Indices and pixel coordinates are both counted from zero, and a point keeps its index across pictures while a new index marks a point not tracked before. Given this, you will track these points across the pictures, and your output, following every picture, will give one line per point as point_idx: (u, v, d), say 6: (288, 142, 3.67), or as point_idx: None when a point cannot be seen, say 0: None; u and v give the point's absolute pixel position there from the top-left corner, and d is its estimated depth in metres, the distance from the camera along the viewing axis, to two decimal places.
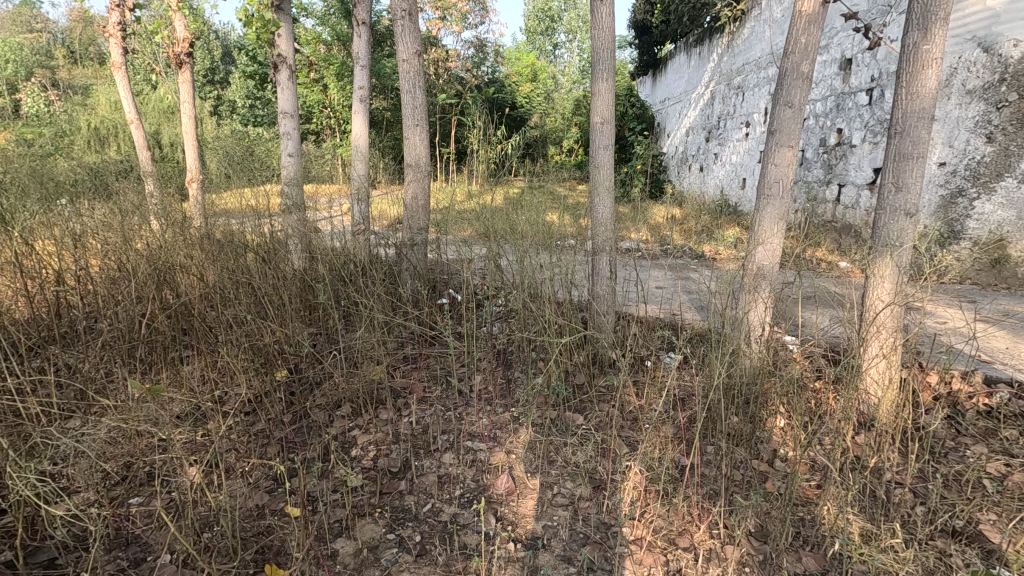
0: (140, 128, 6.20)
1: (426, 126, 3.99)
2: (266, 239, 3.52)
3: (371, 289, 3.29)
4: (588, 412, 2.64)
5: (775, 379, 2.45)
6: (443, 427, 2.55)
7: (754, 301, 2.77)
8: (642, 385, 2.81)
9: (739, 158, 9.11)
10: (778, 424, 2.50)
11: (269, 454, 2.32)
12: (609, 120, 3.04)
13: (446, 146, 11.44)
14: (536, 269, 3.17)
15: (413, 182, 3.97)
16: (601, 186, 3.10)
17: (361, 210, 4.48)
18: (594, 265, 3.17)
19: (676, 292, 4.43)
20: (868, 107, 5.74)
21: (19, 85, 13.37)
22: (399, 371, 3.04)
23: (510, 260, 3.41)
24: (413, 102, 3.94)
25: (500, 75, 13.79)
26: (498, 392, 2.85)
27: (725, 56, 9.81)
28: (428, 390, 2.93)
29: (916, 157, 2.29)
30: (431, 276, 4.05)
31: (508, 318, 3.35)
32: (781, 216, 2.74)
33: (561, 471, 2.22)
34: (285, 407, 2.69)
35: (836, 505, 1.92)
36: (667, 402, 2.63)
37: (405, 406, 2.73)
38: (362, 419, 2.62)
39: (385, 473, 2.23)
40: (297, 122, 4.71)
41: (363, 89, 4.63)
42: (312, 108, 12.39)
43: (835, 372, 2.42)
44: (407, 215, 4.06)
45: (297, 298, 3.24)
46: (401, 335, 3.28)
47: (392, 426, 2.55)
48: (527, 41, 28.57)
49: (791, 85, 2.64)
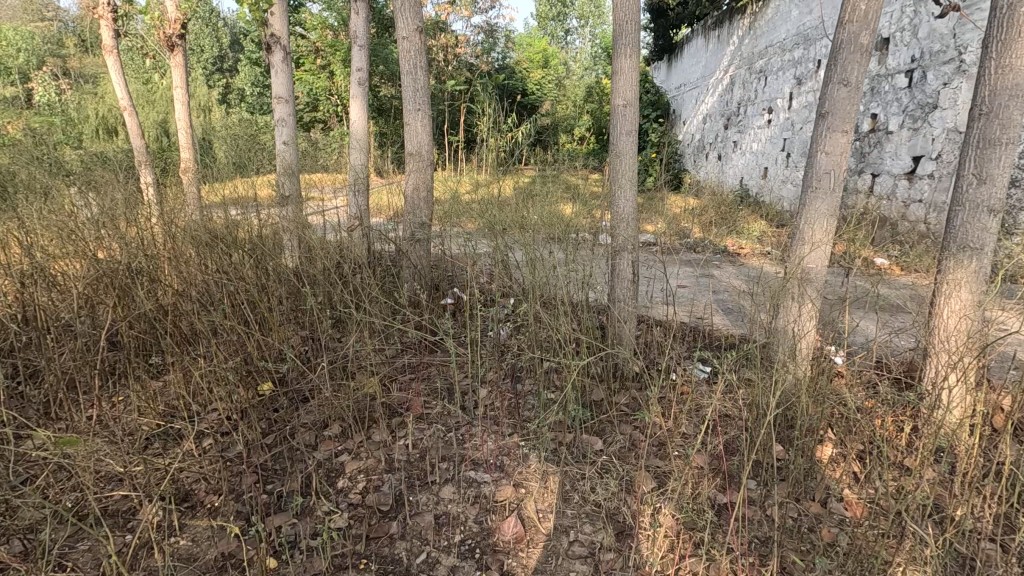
0: (133, 115, 5.93)
1: (428, 110, 3.67)
2: (256, 234, 3.22)
3: (367, 290, 2.99)
4: (609, 436, 2.33)
5: (827, 402, 2.12)
6: (443, 453, 2.25)
7: (797, 308, 2.44)
8: (670, 404, 2.49)
9: (761, 145, 8.66)
10: (829, 453, 2.17)
11: (244, 486, 2.04)
12: (633, 102, 2.68)
13: (456, 135, 11.12)
14: (549, 270, 2.85)
15: (415, 172, 3.67)
16: (623, 177, 2.76)
17: (360, 202, 4.18)
18: (614, 265, 2.84)
19: (702, 292, 4.09)
20: (907, 89, 5.31)
21: (33, 75, 13.32)
22: (397, 383, 2.75)
23: (519, 258, 3.10)
24: (414, 84, 3.62)
25: (511, 61, 13.40)
26: (506, 409, 2.55)
27: (747, 38, 9.33)
28: (428, 405, 2.63)
29: (1004, 143, 1.97)
30: (436, 273, 3.75)
31: (517, 323, 3.05)
32: (833, 213, 2.37)
33: (578, 512, 1.91)
34: (266, 426, 2.40)
35: (913, 567, 1.59)
36: (700, 426, 2.30)
37: (401, 425, 2.44)
38: (352, 442, 2.32)
39: (373, 512, 1.93)
40: (293, 107, 4.40)
41: (362, 71, 4.29)
42: (318, 96, 12.08)
43: (898, 395, 2.09)
44: (408, 209, 3.77)
45: (286, 299, 2.95)
46: (399, 340, 2.99)
47: (385, 451, 2.25)
48: (539, 28, 27.97)
49: (846, 60, 2.26)
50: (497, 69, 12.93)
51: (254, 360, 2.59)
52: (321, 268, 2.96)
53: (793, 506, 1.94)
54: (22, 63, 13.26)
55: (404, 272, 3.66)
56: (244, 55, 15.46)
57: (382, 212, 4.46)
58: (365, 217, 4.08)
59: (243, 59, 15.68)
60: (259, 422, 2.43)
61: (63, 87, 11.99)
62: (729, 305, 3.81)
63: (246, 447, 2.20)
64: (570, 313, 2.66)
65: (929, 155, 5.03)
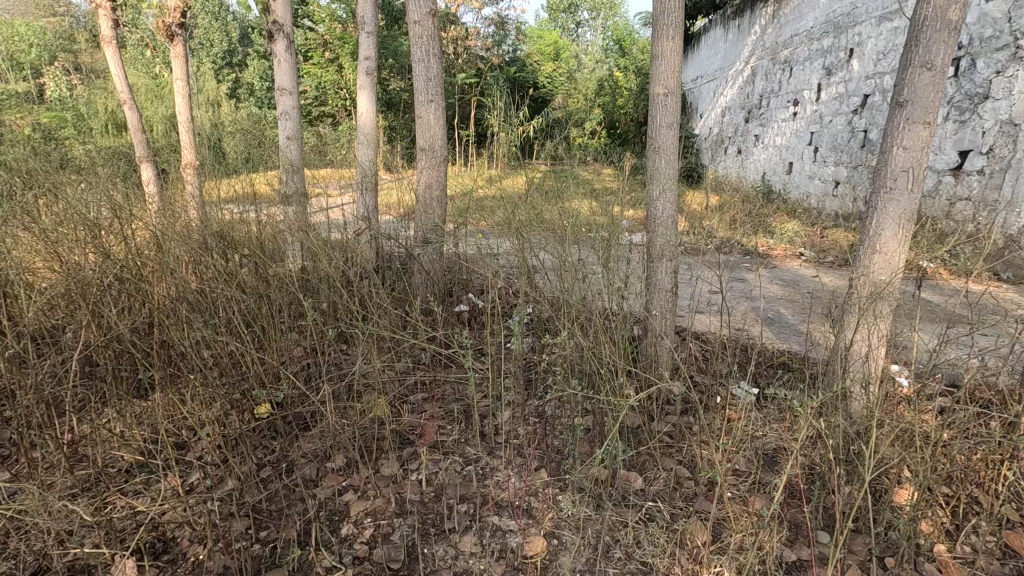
0: (134, 109, 5.70)
1: (441, 101, 3.41)
2: (256, 236, 2.95)
3: (376, 300, 2.73)
4: (649, 473, 2.06)
5: (907, 441, 1.82)
6: (461, 491, 1.98)
7: (861, 325, 2.15)
8: (715, 434, 2.20)
9: (785, 139, 8.29)
10: (907, 498, 1.88)
11: (232, 533, 1.79)
12: (675, 90, 2.38)
13: (467, 129, 10.84)
14: (578, 278, 2.57)
15: (427, 169, 3.42)
16: (662, 175, 2.46)
17: (368, 201, 3.91)
18: (649, 275, 2.55)
19: (735, 299, 3.81)
20: (953, 79, 4.93)
21: (43, 70, 13.23)
22: (409, 405, 2.49)
23: (543, 264, 2.82)
24: (427, 73, 3.34)
25: (522, 53, 13.08)
26: (530, 437, 2.28)
27: (770, 27, 8.94)
28: (444, 431, 2.37)
29: None
30: (450, 278, 3.49)
31: (541, 335, 2.78)
32: (909, 218, 2.06)
33: (621, 572, 1.64)
34: (262, 458, 2.14)
35: None
36: (754, 463, 2.02)
37: (413, 457, 2.18)
38: (358, 477, 2.06)
39: (382, 568, 1.66)
40: (297, 100, 4.13)
41: (370, 59, 4.01)
42: (327, 90, 11.81)
43: (993, 434, 1.79)
44: (420, 209, 3.52)
45: (286, 310, 2.68)
46: (411, 355, 2.73)
47: (396, 490, 1.99)
48: (549, 20, 27.53)
49: (931, 39, 1.93)
50: (508, 62, 12.63)
51: (249, 381, 2.33)
52: (325, 276, 2.69)
53: (872, 568, 1.66)
54: (34, 58, 13.19)
55: (416, 278, 3.40)
56: (253, 49, 15.28)
57: (391, 210, 4.20)
58: (374, 217, 3.83)
59: (252, 54, 15.49)
60: (254, 452, 2.18)
61: (72, 82, 11.84)
62: (768, 314, 3.52)
63: (236, 486, 1.94)
64: (602, 327, 2.38)
65: (978, 149, 4.67)
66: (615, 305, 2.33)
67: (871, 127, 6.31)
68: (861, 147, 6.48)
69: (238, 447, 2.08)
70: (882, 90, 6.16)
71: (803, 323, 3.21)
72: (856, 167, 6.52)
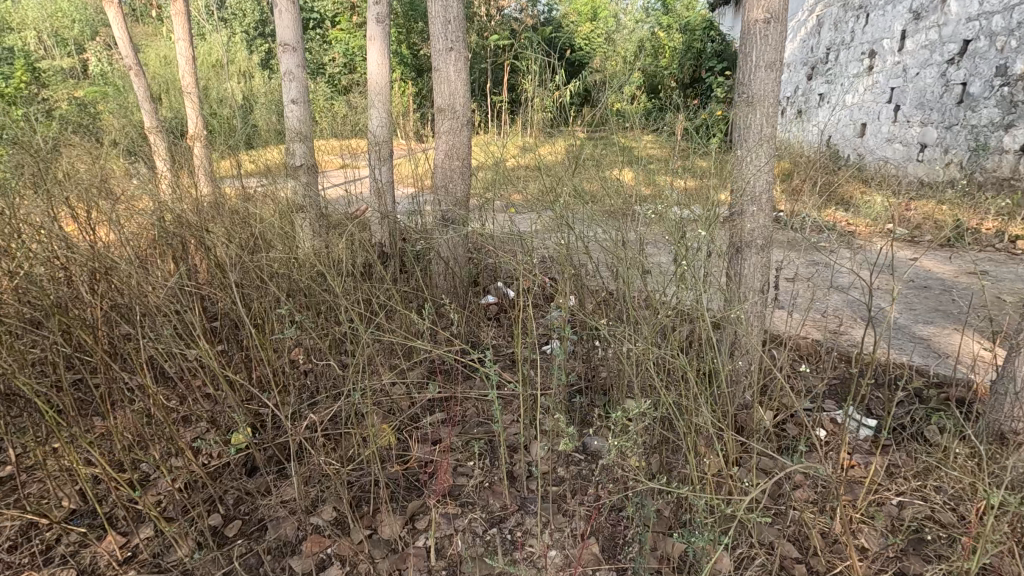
0: (140, 77, 5.27)
1: (463, 49, 2.84)
2: (240, 220, 2.46)
3: (383, 297, 2.22)
4: (738, 549, 1.51)
5: None
6: (483, 569, 1.49)
7: None
8: (827, 493, 1.63)
9: (855, 99, 7.26)
10: None
11: None
12: (779, 14, 1.76)
13: (502, 96, 10.16)
14: (637, 273, 2.01)
15: (448, 134, 2.88)
16: (755, 133, 1.86)
17: (384, 174, 3.39)
18: (732, 267, 1.97)
19: (818, 291, 3.16)
20: None
21: (79, 45, 13.12)
22: (420, 432, 1.99)
23: (588, 252, 2.26)
24: (445, 15, 2.77)
25: (559, 14, 12.22)
26: (573, 486, 1.75)
27: None
28: (464, 471, 1.87)
29: None
30: (475, 265, 2.96)
31: (584, 341, 2.24)
32: None
33: None
34: (229, 509, 1.68)
35: None
36: (891, 544, 1.44)
37: (422, 510, 1.69)
38: (350, 542, 1.58)
39: None
40: (302, 57, 3.55)
41: (380, 4, 3.39)
42: (355, 57, 11.20)
43: None
44: (439, 183, 2.99)
45: (271, 312, 2.20)
46: (426, 365, 2.24)
47: (396, 564, 1.51)
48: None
49: None
50: (544, 23, 11.83)
51: (219, 402, 1.87)
52: (316, 266, 2.18)
53: None
54: (74, 32, 13.14)
55: (435, 267, 2.87)
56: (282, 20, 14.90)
57: (409, 185, 3.65)
58: (387, 193, 3.30)
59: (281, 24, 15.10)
60: (220, 501, 1.72)
61: (106, 56, 11.65)
62: (864, 311, 2.85)
63: (187, 557, 1.49)
64: (668, 335, 1.83)
65: None
66: (689, 308, 1.76)
67: (971, 79, 5.40)
68: (956, 103, 5.57)
69: (197, 497, 1.63)
70: (989, 33, 5.21)
71: (916, 324, 2.55)
72: (949, 127, 5.63)
